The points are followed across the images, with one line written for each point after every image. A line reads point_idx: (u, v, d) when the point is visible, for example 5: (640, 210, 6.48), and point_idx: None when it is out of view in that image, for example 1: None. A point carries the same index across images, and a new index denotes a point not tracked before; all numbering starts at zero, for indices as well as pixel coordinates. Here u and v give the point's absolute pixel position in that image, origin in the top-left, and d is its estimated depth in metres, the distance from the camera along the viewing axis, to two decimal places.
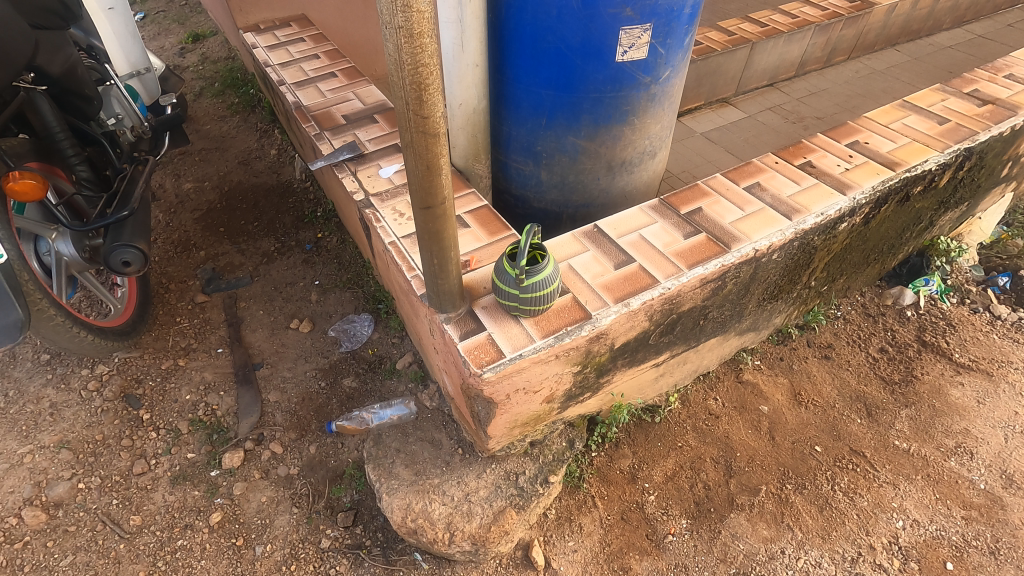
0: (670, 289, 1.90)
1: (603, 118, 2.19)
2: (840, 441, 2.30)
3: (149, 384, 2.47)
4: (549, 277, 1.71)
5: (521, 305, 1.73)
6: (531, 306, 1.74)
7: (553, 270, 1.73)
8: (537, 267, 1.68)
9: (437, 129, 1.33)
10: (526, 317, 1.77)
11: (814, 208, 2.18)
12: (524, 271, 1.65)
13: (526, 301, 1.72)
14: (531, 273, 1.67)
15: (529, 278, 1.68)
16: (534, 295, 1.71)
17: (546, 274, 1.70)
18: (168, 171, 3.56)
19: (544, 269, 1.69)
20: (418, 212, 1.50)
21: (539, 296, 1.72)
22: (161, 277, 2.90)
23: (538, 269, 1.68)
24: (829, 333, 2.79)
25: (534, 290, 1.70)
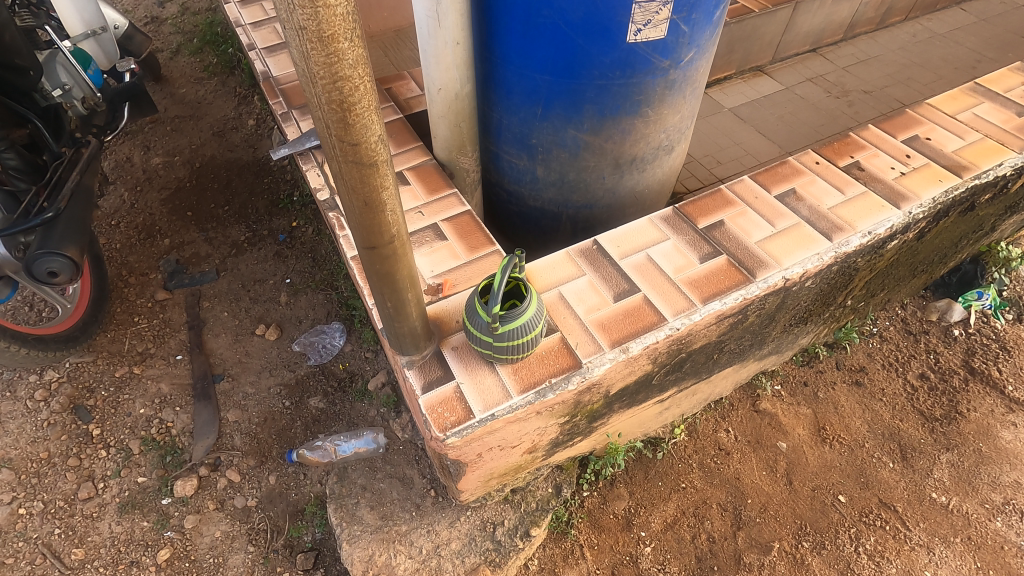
0: (678, 330, 1.58)
1: (610, 110, 1.81)
2: (868, 491, 2.02)
3: (102, 395, 2.26)
4: (529, 323, 1.41)
5: (494, 353, 1.44)
6: (507, 355, 1.44)
7: (535, 311, 1.43)
8: (514, 311, 1.37)
9: (373, 157, 1.00)
10: (503, 366, 1.48)
11: (861, 225, 1.81)
12: (496, 317, 1.34)
13: (501, 350, 1.43)
14: (507, 318, 1.37)
15: (505, 324, 1.37)
16: (511, 344, 1.41)
17: (527, 318, 1.40)
18: (136, 142, 3.24)
19: (524, 313, 1.38)
20: (362, 252, 1.19)
21: (517, 345, 1.42)
22: (121, 269, 2.64)
23: (516, 314, 1.37)
24: (862, 354, 2.46)
25: (510, 338, 1.40)
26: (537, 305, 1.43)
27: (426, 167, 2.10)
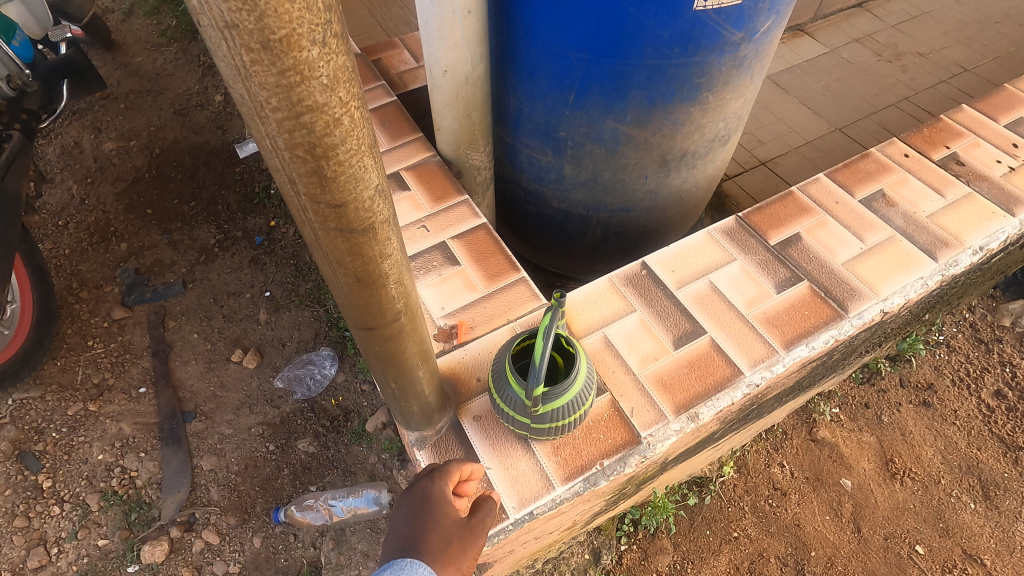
0: (757, 387, 1.25)
1: (662, 96, 1.42)
2: (949, 540, 1.76)
3: (52, 437, 1.92)
4: (575, 395, 1.07)
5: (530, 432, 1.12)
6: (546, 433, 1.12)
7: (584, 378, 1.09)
8: (558, 387, 1.03)
9: (367, 219, 0.64)
10: (540, 446, 1.16)
11: (971, 238, 1.46)
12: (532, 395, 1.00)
13: (537, 431, 1.11)
14: (549, 396, 1.04)
15: (544, 400, 1.04)
16: (551, 426, 1.09)
17: (573, 389, 1.06)
18: (85, 123, 2.78)
19: (570, 389, 1.05)
20: (355, 333, 0.84)
21: (561, 423, 1.10)
22: (71, 281, 2.26)
23: (559, 388, 1.04)
24: (929, 367, 2.15)
25: (549, 416, 1.07)
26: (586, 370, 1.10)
27: (428, 166, 1.72)
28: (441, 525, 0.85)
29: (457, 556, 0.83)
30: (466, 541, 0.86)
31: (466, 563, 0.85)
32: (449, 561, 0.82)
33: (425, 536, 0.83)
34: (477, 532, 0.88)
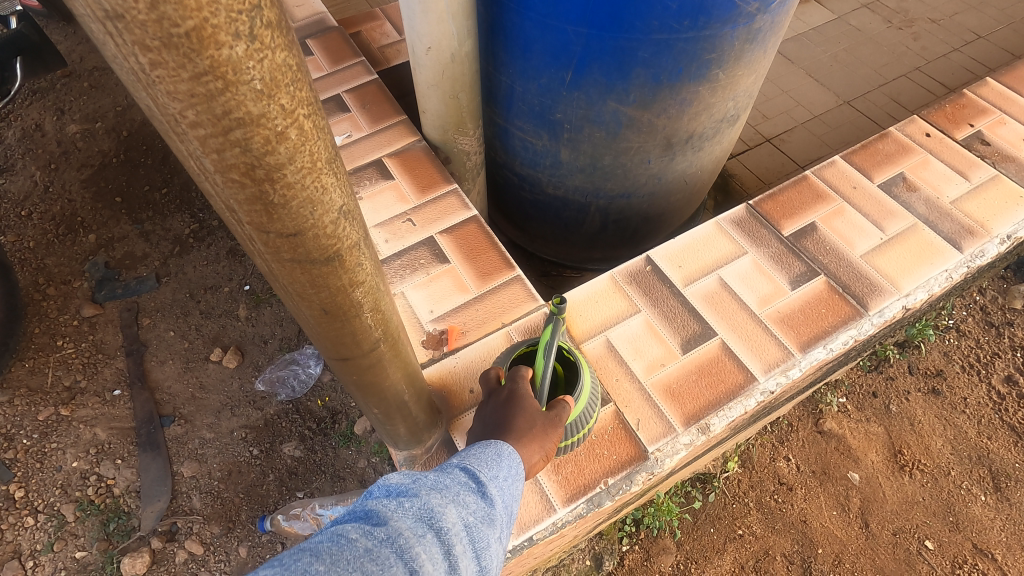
0: (772, 394, 1.16)
1: (669, 75, 1.29)
2: (959, 534, 1.71)
3: (22, 444, 1.82)
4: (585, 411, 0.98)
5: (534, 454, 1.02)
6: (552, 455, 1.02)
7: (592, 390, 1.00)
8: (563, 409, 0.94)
9: (329, 246, 0.53)
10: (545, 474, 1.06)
11: (998, 227, 1.36)
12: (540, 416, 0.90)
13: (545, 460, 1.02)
14: None
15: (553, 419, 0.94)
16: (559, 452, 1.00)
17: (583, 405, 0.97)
18: (47, 104, 2.60)
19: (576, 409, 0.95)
20: (329, 363, 0.74)
21: (569, 443, 1.00)
22: (37, 276, 2.13)
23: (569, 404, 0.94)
24: (938, 354, 2.07)
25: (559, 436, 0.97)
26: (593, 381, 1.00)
27: (414, 152, 1.59)
28: (527, 409, 0.84)
29: (541, 438, 0.83)
30: (550, 425, 0.85)
31: (549, 446, 0.85)
32: (533, 440, 0.82)
33: (511, 420, 0.82)
34: (557, 421, 0.87)
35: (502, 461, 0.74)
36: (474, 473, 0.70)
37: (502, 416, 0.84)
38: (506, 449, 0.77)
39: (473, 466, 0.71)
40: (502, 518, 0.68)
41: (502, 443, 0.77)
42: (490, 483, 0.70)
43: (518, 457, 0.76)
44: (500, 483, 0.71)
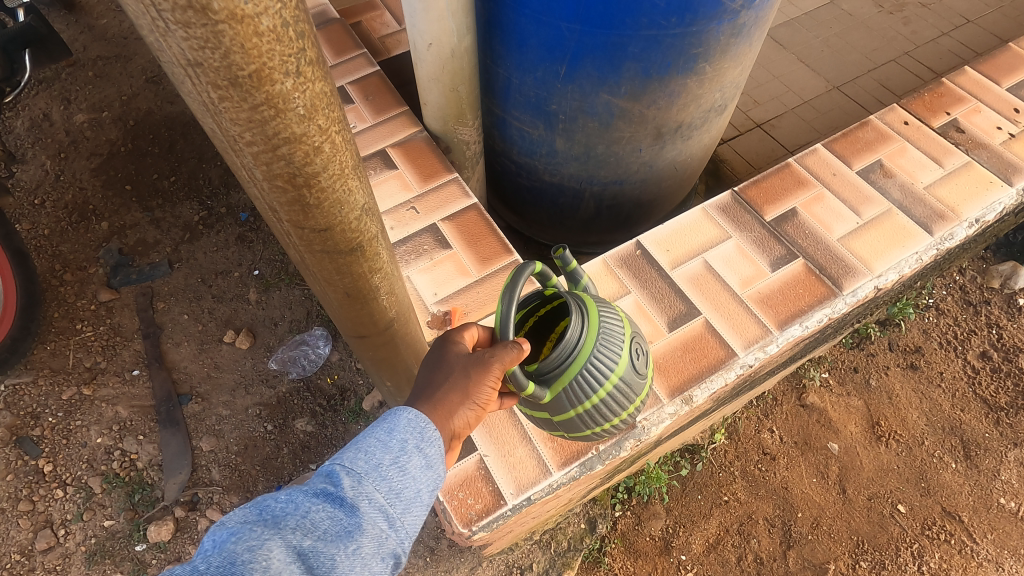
0: (751, 367, 1.26)
1: (658, 68, 1.37)
2: (930, 499, 1.82)
3: (49, 422, 1.92)
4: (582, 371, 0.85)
5: (558, 429, 0.94)
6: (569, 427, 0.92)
7: (598, 345, 0.86)
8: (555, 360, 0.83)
9: (355, 240, 0.62)
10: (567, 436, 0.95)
11: (968, 211, 1.45)
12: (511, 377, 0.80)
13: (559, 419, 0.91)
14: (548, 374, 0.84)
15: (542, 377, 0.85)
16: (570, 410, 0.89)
17: (580, 357, 0.84)
18: (53, 93, 2.64)
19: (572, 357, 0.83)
20: (349, 340, 0.84)
21: (582, 398, 0.87)
22: (53, 262, 2.21)
23: (560, 358, 0.83)
24: (917, 331, 2.17)
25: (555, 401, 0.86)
26: (602, 334, 0.86)
27: (417, 142, 1.67)
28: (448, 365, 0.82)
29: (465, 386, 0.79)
30: (477, 365, 0.79)
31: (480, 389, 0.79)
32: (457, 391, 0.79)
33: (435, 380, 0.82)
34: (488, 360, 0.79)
35: (396, 445, 0.74)
36: (359, 463, 0.71)
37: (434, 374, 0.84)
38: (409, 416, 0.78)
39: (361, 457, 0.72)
40: (362, 527, 0.67)
41: (396, 420, 0.76)
42: (362, 482, 0.70)
43: (406, 438, 0.75)
44: (378, 477, 0.71)
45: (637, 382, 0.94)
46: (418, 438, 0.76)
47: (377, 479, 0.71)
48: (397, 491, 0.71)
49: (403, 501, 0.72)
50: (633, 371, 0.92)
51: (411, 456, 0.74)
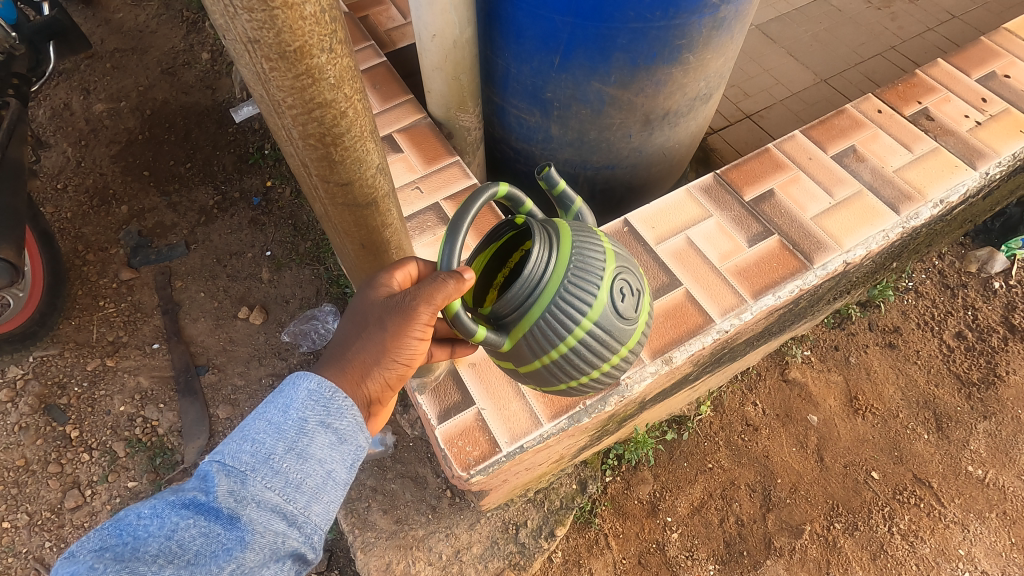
0: (726, 332, 1.38)
1: (645, 58, 1.48)
2: (902, 466, 1.94)
3: (75, 391, 2.05)
4: (550, 308, 0.89)
5: (541, 380, 1.00)
6: (550, 372, 0.96)
7: (560, 294, 0.89)
8: (507, 311, 0.89)
9: (371, 194, 0.74)
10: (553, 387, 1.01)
11: (933, 192, 1.55)
12: (456, 320, 0.85)
13: (540, 373, 0.97)
14: (505, 325, 0.91)
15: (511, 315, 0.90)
16: (541, 361, 0.94)
17: (538, 307, 0.89)
18: (73, 84, 2.76)
19: (527, 309, 0.89)
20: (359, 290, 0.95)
21: (550, 350, 0.92)
22: (76, 243, 2.34)
23: (515, 310, 0.89)
24: (897, 312, 2.27)
25: (527, 340, 0.91)
26: (568, 277, 0.89)
27: (420, 128, 1.78)
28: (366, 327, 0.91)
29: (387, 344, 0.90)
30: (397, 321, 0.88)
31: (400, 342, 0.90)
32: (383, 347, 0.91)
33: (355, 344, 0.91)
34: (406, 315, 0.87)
35: (287, 431, 0.86)
36: (248, 457, 0.83)
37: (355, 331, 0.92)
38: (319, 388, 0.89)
39: (250, 452, 0.84)
40: (235, 529, 0.81)
41: (290, 411, 0.87)
42: (237, 487, 0.82)
43: (290, 432, 0.86)
44: (264, 473, 0.83)
45: (621, 324, 0.96)
46: (314, 416, 0.88)
47: (267, 471, 0.83)
48: (293, 476, 0.85)
49: (303, 483, 0.86)
50: (614, 312, 0.94)
51: (304, 439, 0.86)
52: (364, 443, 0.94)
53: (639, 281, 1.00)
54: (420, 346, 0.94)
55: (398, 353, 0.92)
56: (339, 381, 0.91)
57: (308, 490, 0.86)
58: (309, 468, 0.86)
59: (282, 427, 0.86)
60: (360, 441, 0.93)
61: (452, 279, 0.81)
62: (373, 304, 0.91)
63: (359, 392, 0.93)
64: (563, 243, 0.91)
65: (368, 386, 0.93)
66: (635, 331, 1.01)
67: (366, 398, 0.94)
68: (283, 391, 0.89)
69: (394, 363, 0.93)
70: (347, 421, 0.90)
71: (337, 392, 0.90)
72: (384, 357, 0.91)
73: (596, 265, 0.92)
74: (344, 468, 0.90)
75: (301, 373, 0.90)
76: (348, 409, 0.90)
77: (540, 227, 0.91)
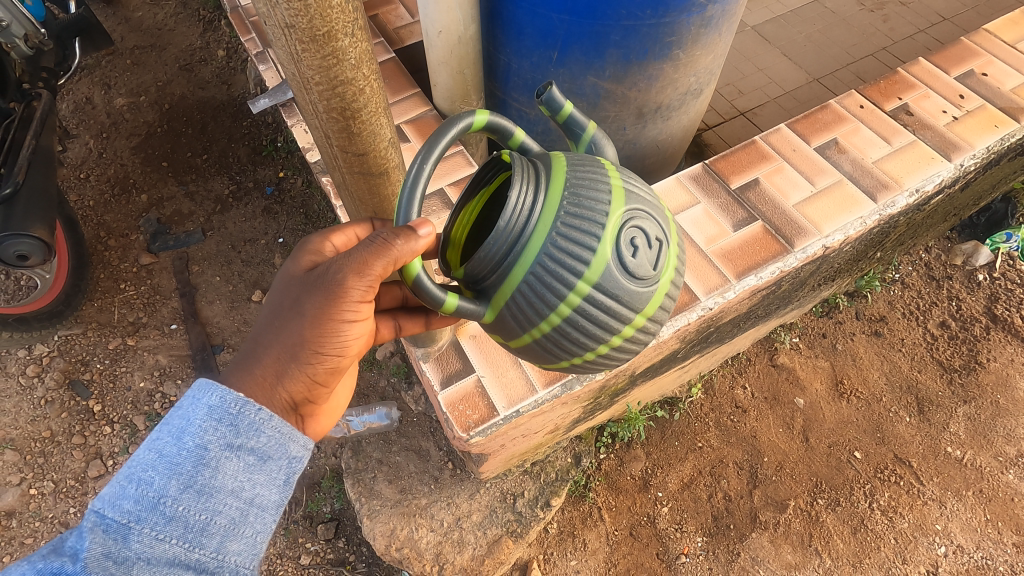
0: (711, 310, 1.48)
1: (637, 54, 1.58)
2: (884, 447, 2.05)
3: (97, 368, 2.16)
4: (534, 268, 0.85)
5: (558, 349, 0.95)
6: (555, 338, 0.92)
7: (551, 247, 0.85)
8: (485, 273, 0.87)
9: (383, 164, 0.84)
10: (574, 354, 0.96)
11: (909, 182, 1.65)
12: (418, 284, 0.81)
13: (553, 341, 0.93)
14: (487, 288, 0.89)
15: (494, 275, 0.88)
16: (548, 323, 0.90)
17: (523, 262, 0.85)
18: (94, 79, 2.88)
19: (512, 267, 0.86)
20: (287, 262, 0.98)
21: (554, 310, 0.88)
22: (98, 229, 2.45)
23: (500, 268, 0.87)
24: (883, 302, 2.34)
25: (514, 304, 0.88)
26: (558, 229, 0.85)
27: (427, 119, 1.88)
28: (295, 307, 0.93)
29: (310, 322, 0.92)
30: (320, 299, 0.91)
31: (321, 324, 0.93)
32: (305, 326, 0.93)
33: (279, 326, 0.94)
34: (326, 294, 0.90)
35: (182, 465, 0.85)
36: (132, 505, 0.82)
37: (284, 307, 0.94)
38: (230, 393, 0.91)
39: (135, 499, 0.82)
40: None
41: (186, 434, 0.87)
42: (122, 535, 0.80)
43: (185, 461, 0.85)
44: (156, 516, 0.82)
45: (629, 282, 0.89)
46: (218, 442, 0.88)
47: (159, 519, 0.82)
48: (195, 518, 0.85)
49: (210, 523, 0.86)
50: (622, 266, 0.88)
51: (207, 471, 0.87)
52: (283, 460, 0.95)
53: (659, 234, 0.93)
54: (349, 332, 0.97)
55: (324, 343, 0.95)
56: (258, 381, 0.94)
57: (216, 528, 0.87)
58: (212, 504, 0.86)
59: (177, 462, 0.85)
60: (280, 460, 0.95)
61: (401, 238, 0.79)
62: (297, 286, 0.93)
63: (276, 398, 0.96)
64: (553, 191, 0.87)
65: (287, 388, 0.96)
66: (653, 293, 0.94)
67: (284, 402, 0.97)
68: (179, 416, 0.89)
69: (315, 351, 0.96)
70: (262, 441, 0.92)
71: (249, 403, 0.91)
72: (309, 349, 0.95)
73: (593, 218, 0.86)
74: (257, 493, 0.92)
75: (204, 387, 0.90)
76: (267, 424, 0.93)
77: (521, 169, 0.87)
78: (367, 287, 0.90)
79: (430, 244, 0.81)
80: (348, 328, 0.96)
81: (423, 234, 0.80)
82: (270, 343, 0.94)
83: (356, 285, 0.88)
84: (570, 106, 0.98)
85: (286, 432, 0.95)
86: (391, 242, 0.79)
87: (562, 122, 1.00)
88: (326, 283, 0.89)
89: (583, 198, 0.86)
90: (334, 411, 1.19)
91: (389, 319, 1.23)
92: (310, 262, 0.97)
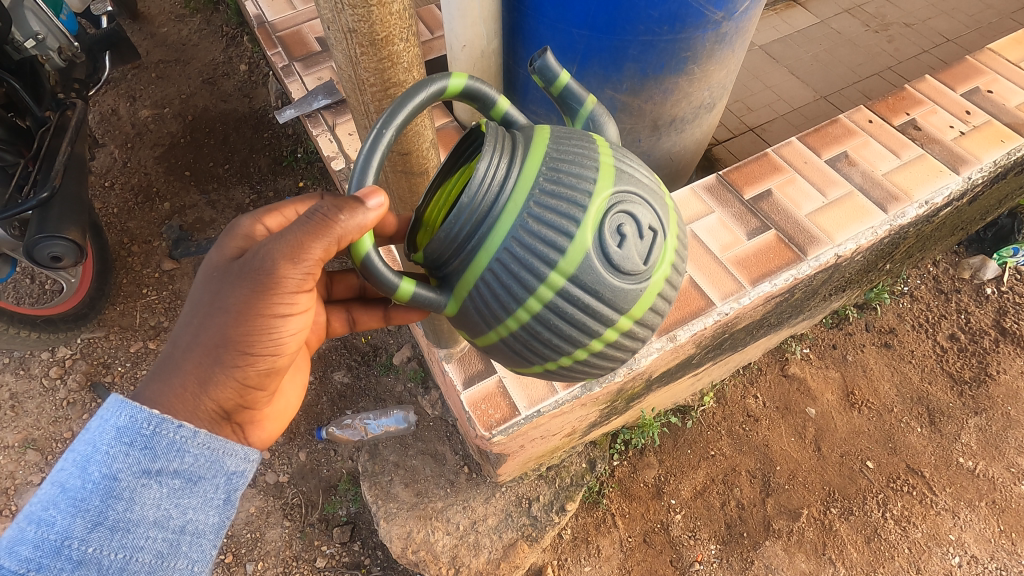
0: (726, 315, 1.52)
1: (653, 68, 1.64)
2: (896, 457, 2.06)
3: (118, 371, 2.20)
4: (501, 254, 0.86)
5: (535, 341, 0.95)
6: (535, 326, 0.92)
7: (526, 226, 0.86)
8: (448, 260, 0.89)
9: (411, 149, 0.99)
10: (550, 347, 0.96)
11: (918, 194, 1.69)
12: (366, 263, 0.82)
13: (531, 330, 0.93)
14: (450, 277, 0.91)
15: (457, 260, 0.89)
16: (522, 311, 0.90)
17: (493, 243, 0.86)
18: (120, 92, 2.96)
19: (478, 253, 0.87)
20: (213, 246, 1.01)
21: (530, 296, 0.89)
22: (122, 236, 2.51)
23: (467, 249, 0.88)
24: (892, 314, 2.36)
25: (476, 293, 0.90)
26: (535, 208, 0.86)
27: (449, 131, 1.92)
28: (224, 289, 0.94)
29: (234, 313, 0.93)
30: (250, 286, 0.92)
31: (249, 314, 0.93)
32: (230, 316, 0.94)
33: (205, 320, 0.94)
34: (254, 285, 0.91)
35: (86, 504, 0.86)
36: (30, 552, 0.82)
37: (210, 294, 0.95)
38: (138, 413, 0.92)
39: (35, 543, 0.83)
40: None
41: (88, 468, 0.88)
42: None
43: (88, 500, 0.87)
44: (57, 561, 0.83)
45: (604, 277, 0.89)
46: (129, 470, 0.90)
47: (64, 563, 0.84)
48: (111, 557, 0.87)
49: (133, 558, 0.89)
50: (603, 256, 0.88)
51: (120, 504, 0.88)
52: (216, 479, 1.00)
53: (647, 227, 0.92)
54: (283, 329, 0.98)
55: (256, 340, 0.97)
56: (181, 389, 0.96)
57: (137, 563, 0.90)
58: (127, 539, 0.89)
59: (82, 498, 0.86)
60: (213, 479, 0.99)
61: (345, 212, 0.80)
62: (223, 277, 0.95)
63: (205, 405, 0.98)
64: (524, 173, 0.87)
65: (214, 395, 0.98)
66: (634, 290, 0.93)
67: (212, 410, 0.99)
68: (87, 442, 0.90)
69: (242, 349, 0.96)
70: (185, 462, 0.95)
71: (165, 421, 0.93)
72: (238, 348, 0.96)
73: (567, 207, 0.87)
74: (189, 520, 0.96)
75: (114, 407, 0.91)
76: (191, 443, 0.96)
77: (493, 144, 0.87)
78: (306, 275, 0.91)
79: (377, 218, 0.82)
80: (282, 323, 0.97)
81: (372, 206, 0.80)
82: (195, 342, 0.96)
83: (291, 273, 0.90)
84: (568, 76, 1.02)
85: (214, 448, 0.99)
86: (338, 214, 0.80)
87: (558, 93, 1.04)
88: (256, 273, 0.90)
89: (561, 179, 0.87)
90: (284, 414, 1.23)
91: (346, 311, 1.35)
92: (238, 248, 1.00)
